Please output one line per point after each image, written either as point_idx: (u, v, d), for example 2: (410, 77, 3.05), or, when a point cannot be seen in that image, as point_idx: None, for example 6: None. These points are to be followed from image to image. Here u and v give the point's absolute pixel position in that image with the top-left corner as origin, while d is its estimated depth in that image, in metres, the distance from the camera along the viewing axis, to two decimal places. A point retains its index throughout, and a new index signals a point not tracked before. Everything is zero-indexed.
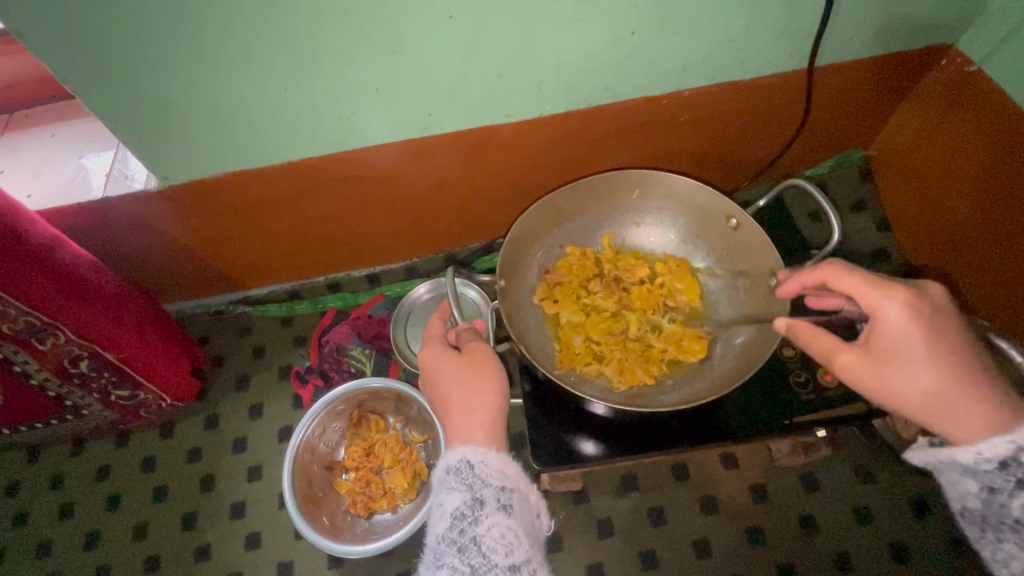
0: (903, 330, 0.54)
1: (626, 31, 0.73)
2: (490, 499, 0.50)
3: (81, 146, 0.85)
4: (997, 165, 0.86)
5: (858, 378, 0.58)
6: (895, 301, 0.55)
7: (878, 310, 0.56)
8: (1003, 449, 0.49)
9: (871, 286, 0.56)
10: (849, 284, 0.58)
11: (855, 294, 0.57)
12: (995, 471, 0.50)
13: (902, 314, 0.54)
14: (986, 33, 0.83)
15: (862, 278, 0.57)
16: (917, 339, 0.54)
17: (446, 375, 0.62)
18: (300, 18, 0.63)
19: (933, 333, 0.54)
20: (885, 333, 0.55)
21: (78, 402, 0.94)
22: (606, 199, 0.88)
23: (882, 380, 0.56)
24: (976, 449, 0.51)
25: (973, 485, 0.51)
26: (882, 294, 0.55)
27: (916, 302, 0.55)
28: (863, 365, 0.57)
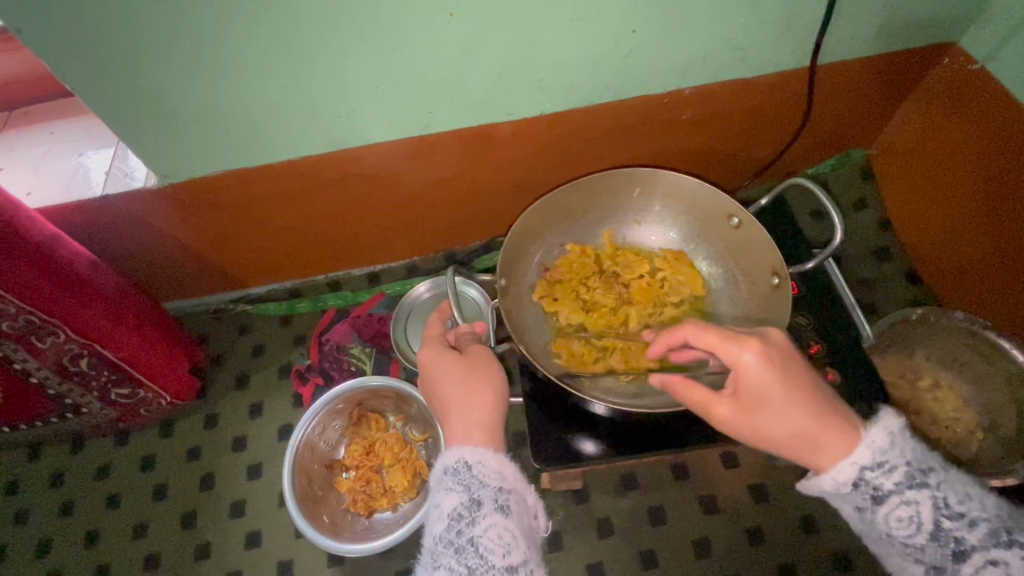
0: (762, 380, 0.54)
1: (627, 29, 0.73)
2: (487, 500, 0.50)
3: (80, 144, 0.85)
4: (1000, 166, 0.86)
5: (737, 429, 0.56)
6: (748, 350, 0.55)
7: (737, 363, 0.55)
8: (849, 471, 0.50)
9: (726, 340, 0.56)
10: (709, 341, 0.57)
11: (716, 350, 0.57)
12: (851, 492, 0.51)
13: (757, 364, 0.54)
14: (988, 32, 0.83)
15: (717, 332, 0.57)
16: (774, 385, 0.53)
17: (445, 374, 0.62)
18: (300, 16, 0.63)
19: (789, 376, 0.54)
20: (749, 385, 0.55)
21: (78, 400, 0.94)
22: (607, 198, 0.87)
23: (757, 429, 0.55)
24: (828, 476, 0.51)
25: (848, 506, 0.52)
26: (737, 346, 0.55)
27: (769, 349, 0.55)
28: (736, 415, 0.56)
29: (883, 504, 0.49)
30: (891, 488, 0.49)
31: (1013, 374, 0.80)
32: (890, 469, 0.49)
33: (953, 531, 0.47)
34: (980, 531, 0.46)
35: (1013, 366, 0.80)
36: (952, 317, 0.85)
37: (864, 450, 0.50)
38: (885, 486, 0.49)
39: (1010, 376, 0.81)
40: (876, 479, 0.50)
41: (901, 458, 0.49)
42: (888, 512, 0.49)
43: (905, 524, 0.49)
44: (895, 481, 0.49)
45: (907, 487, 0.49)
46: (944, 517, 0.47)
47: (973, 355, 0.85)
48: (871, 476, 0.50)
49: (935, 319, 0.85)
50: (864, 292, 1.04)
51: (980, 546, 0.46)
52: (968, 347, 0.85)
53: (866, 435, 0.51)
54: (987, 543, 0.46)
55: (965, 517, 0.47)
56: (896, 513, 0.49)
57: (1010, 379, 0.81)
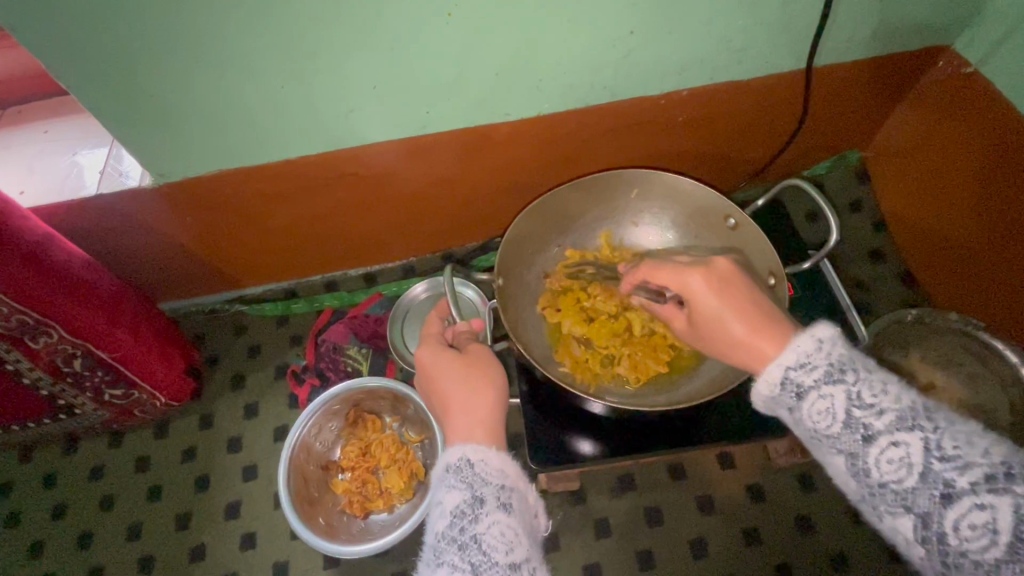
0: (704, 300, 0.58)
1: (624, 30, 0.73)
2: (490, 498, 0.50)
3: (74, 143, 0.84)
4: (994, 166, 0.87)
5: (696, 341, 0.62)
6: (694, 276, 0.59)
7: (685, 287, 0.59)
8: (774, 373, 0.50)
9: (674, 269, 0.61)
10: (660, 271, 0.63)
11: (668, 276, 0.61)
12: (779, 393, 0.50)
13: (702, 289, 0.58)
14: (982, 35, 0.84)
15: (668, 265, 0.62)
16: (716, 305, 0.57)
17: (445, 372, 0.62)
18: (295, 15, 0.63)
19: (730, 296, 0.56)
20: (695, 306, 0.59)
21: (70, 402, 0.94)
22: (605, 198, 0.87)
23: (707, 342, 0.60)
24: (761, 379, 0.51)
25: (783, 411, 0.51)
26: (682, 272, 0.60)
27: (712, 272, 0.58)
28: (692, 333, 0.62)
29: (804, 400, 0.48)
30: (811, 384, 0.48)
31: (1006, 375, 0.82)
32: (811, 367, 0.48)
33: (862, 419, 0.45)
34: (887, 417, 0.45)
35: (1006, 367, 0.82)
36: (948, 317, 0.86)
37: (790, 352, 0.50)
38: (805, 383, 0.48)
39: (1004, 377, 0.83)
40: (797, 377, 0.49)
41: (824, 358, 0.48)
42: (808, 407, 0.48)
43: (824, 417, 0.47)
44: (814, 378, 0.48)
45: (825, 382, 0.47)
46: (856, 407, 0.46)
47: (967, 356, 0.86)
48: (796, 375, 0.49)
49: (932, 319, 0.87)
50: (859, 293, 1.04)
51: (885, 430, 0.44)
52: (962, 348, 0.86)
53: (793, 342, 0.50)
54: (892, 427, 0.44)
55: (875, 407, 0.45)
56: (815, 407, 0.48)
57: (1003, 380, 0.83)
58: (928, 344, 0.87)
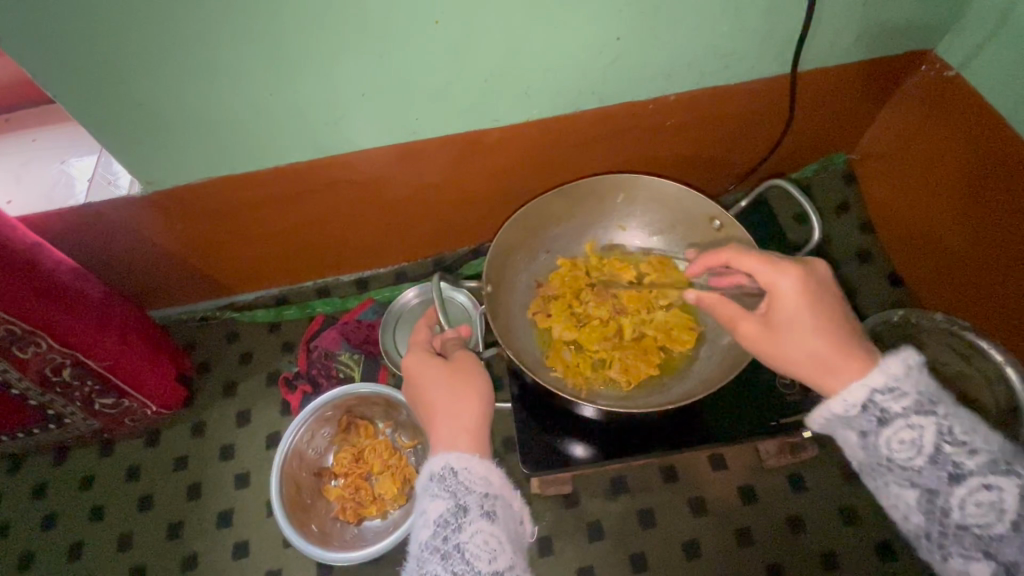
0: (793, 303, 0.59)
1: (611, 37, 0.74)
2: (473, 506, 0.50)
3: (63, 151, 0.84)
4: (979, 166, 0.88)
5: (758, 346, 0.62)
6: (789, 275, 0.60)
7: (774, 286, 0.60)
8: (860, 393, 0.54)
9: (766, 264, 0.61)
10: (747, 266, 0.62)
11: (754, 274, 0.62)
12: (857, 415, 0.54)
13: (793, 290, 0.59)
14: (962, 39, 0.85)
15: (756, 257, 0.62)
16: (805, 309, 0.59)
17: (430, 380, 0.62)
18: (285, 24, 0.63)
19: (819, 304, 0.59)
20: (783, 305, 0.60)
21: (60, 411, 0.93)
22: (594, 203, 0.88)
23: (779, 348, 0.60)
24: (840, 397, 0.55)
25: (851, 434, 0.55)
26: (775, 271, 0.60)
27: (808, 277, 0.60)
28: (760, 334, 0.62)
29: (888, 426, 0.52)
30: (898, 411, 0.52)
31: (991, 372, 0.82)
32: (901, 395, 0.52)
33: (954, 456, 0.50)
34: (979, 458, 0.49)
35: (989, 364, 0.83)
36: (933, 318, 0.87)
37: (879, 375, 0.53)
38: (892, 410, 0.52)
39: (988, 374, 0.83)
40: (886, 402, 0.52)
41: (914, 387, 0.52)
42: (891, 435, 0.52)
43: (906, 448, 0.51)
44: (904, 406, 0.52)
45: (915, 413, 0.51)
46: (946, 443, 0.50)
47: (952, 355, 0.87)
48: (881, 400, 0.53)
49: (916, 320, 0.88)
50: (848, 294, 1.05)
51: (976, 471, 0.49)
52: (947, 347, 0.87)
53: (882, 363, 0.54)
54: (984, 470, 0.49)
55: (966, 445, 0.50)
56: (899, 436, 0.52)
57: (988, 377, 0.83)
58: (913, 344, 0.89)
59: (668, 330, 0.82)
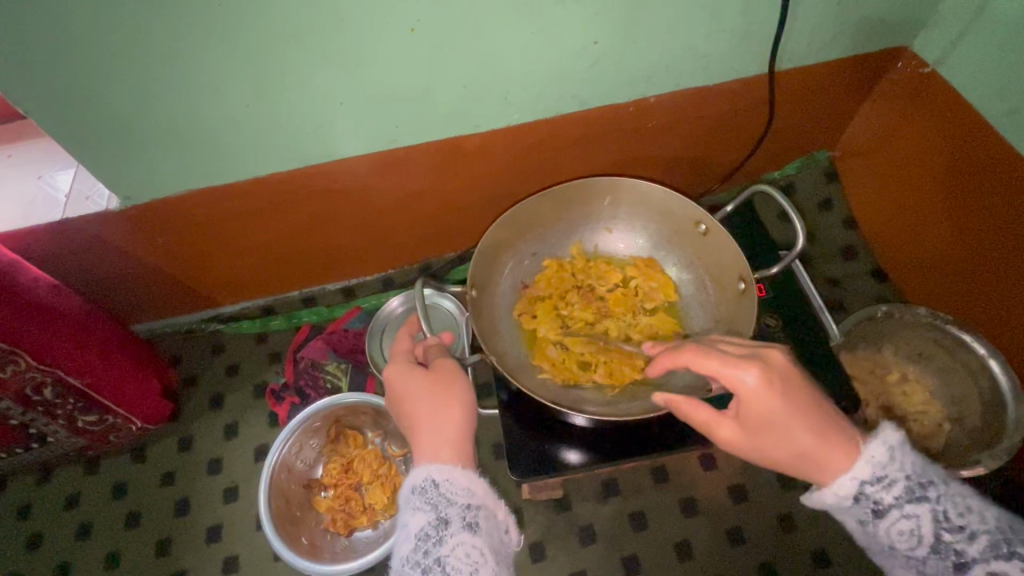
0: (763, 403, 0.54)
1: (589, 41, 0.74)
2: (455, 518, 0.52)
3: (40, 166, 0.83)
4: (960, 161, 0.88)
5: (739, 448, 0.58)
6: (750, 374, 0.54)
7: (738, 386, 0.55)
8: (848, 487, 0.53)
9: (726, 363, 0.55)
10: (708, 367, 0.56)
11: (716, 376, 0.56)
12: (852, 505, 0.54)
13: (759, 389, 0.54)
14: (936, 37, 0.86)
15: (717, 357, 0.56)
16: (778, 407, 0.54)
17: (411, 389, 0.62)
18: (258, 35, 0.63)
19: (789, 397, 0.54)
20: (753, 407, 0.55)
21: (43, 430, 0.92)
22: (579, 206, 0.88)
23: (765, 449, 0.56)
24: (829, 490, 0.54)
25: (850, 519, 0.55)
26: (738, 371, 0.55)
27: (769, 371, 0.55)
28: (740, 437, 0.58)
29: (883, 517, 0.52)
30: (891, 501, 0.52)
31: (974, 364, 0.83)
32: (890, 483, 0.53)
33: (954, 545, 0.50)
34: (979, 543, 0.49)
35: (973, 356, 0.83)
36: (916, 312, 0.87)
37: (866, 466, 0.53)
38: (885, 501, 0.52)
39: (971, 367, 0.84)
40: (876, 494, 0.53)
41: (901, 473, 0.53)
42: (889, 526, 0.52)
43: (906, 537, 0.52)
44: (895, 495, 0.52)
45: (907, 501, 0.52)
46: (944, 530, 0.51)
47: (937, 349, 0.87)
48: (872, 490, 0.53)
49: (899, 315, 0.88)
50: (833, 291, 1.06)
51: (979, 558, 0.49)
52: (932, 341, 0.87)
53: (866, 450, 0.54)
54: (986, 555, 0.49)
55: (964, 530, 0.50)
56: (896, 526, 0.52)
57: (971, 368, 0.84)
58: (900, 341, 0.90)
59: (653, 333, 0.83)
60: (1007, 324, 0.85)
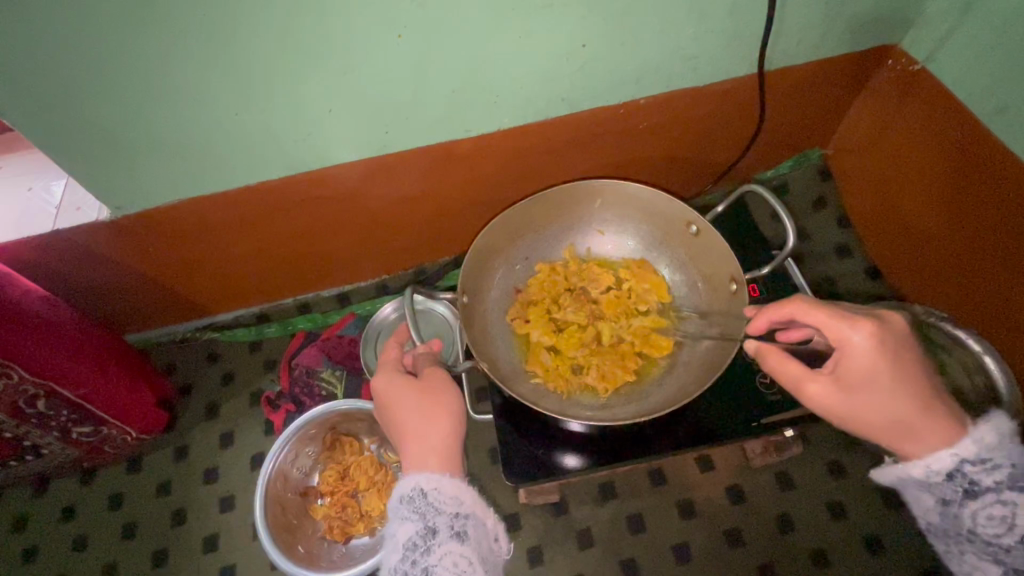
0: (869, 361, 0.57)
1: (577, 43, 0.74)
2: (442, 528, 0.53)
3: (31, 177, 0.83)
4: (953, 156, 0.87)
5: (829, 407, 0.60)
6: (860, 331, 0.57)
7: (847, 342, 0.58)
8: (948, 462, 0.54)
9: (837, 319, 0.58)
10: (818, 319, 0.59)
11: (824, 328, 0.59)
12: (943, 483, 0.55)
13: (867, 345, 0.57)
14: (926, 34, 0.86)
15: (829, 311, 0.59)
16: (881, 367, 0.56)
17: (401, 399, 0.63)
18: (243, 43, 0.63)
19: (896, 361, 0.56)
20: (854, 363, 0.57)
21: (37, 443, 0.91)
22: (570, 209, 0.88)
23: (856, 410, 0.58)
24: (924, 463, 0.55)
25: (929, 498, 0.56)
26: (848, 325, 0.58)
27: (881, 331, 0.57)
28: (832, 395, 0.59)
29: (975, 499, 0.54)
30: (990, 485, 0.53)
31: (971, 362, 0.82)
32: (993, 468, 0.54)
33: None
34: None
35: (970, 355, 0.83)
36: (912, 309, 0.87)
37: (972, 446, 0.54)
38: (983, 483, 0.54)
39: (969, 365, 0.82)
40: (976, 475, 0.54)
41: (1007, 461, 0.54)
42: (979, 508, 0.53)
43: (994, 523, 0.53)
44: (996, 480, 0.53)
45: (1008, 488, 0.53)
46: None
47: (933, 345, 0.85)
48: (970, 470, 0.54)
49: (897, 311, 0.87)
50: (827, 289, 1.05)
51: None
52: (929, 337, 0.85)
53: (975, 433, 0.55)
54: None
55: None
56: (987, 510, 0.53)
57: (969, 367, 0.82)
58: None
59: (646, 336, 0.82)
60: (1006, 320, 0.84)
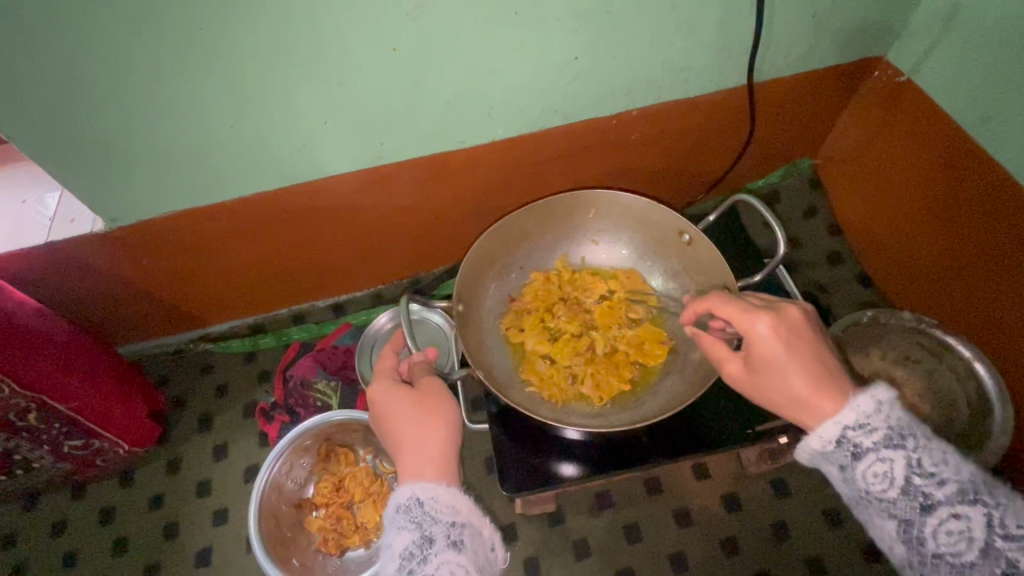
0: (769, 349, 0.56)
1: (569, 56, 0.75)
2: (439, 537, 0.53)
3: (25, 189, 0.83)
4: (939, 164, 0.89)
5: (741, 388, 0.61)
6: (761, 321, 0.57)
7: (750, 332, 0.57)
8: (832, 431, 0.52)
9: (741, 310, 0.58)
10: (724, 308, 0.60)
11: (730, 318, 0.59)
12: (834, 451, 0.52)
13: (767, 335, 0.56)
14: (911, 46, 0.88)
15: (734, 304, 0.59)
16: (778, 354, 0.56)
17: (397, 409, 0.62)
18: (239, 56, 0.63)
19: (793, 348, 0.56)
20: (755, 351, 0.57)
21: (28, 457, 0.90)
22: (564, 219, 0.88)
23: (763, 393, 0.58)
24: (815, 435, 0.53)
25: (832, 468, 0.53)
26: (749, 315, 0.58)
27: (779, 320, 0.57)
28: (744, 377, 0.60)
29: (861, 461, 0.50)
30: (870, 446, 0.50)
31: (961, 369, 0.83)
32: (871, 430, 0.50)
33: (923, 487, 0.48)
34: (948, 488, 0.48)
35: (959, 360, 0.84)
36: (901, 317, 0.88)
37: (849, 412, 0.52)
38: (863, 445, 0.50)
39: (959, 371, 0.84)
40: (857, 438, 0.51)
41: (884, 422, 0.50)
42: (865, 469, 0.50)
43: (880, 480, 0.50)
44: (874, 441, 0.50)
45: (885, 447, 0.50)
46: (916, 475, 0.48)
47: (924, 353, 0.87)
48: (853, 435, 0.51)
49: (885, 319, 0.89)
50: (819, 296, 1.06)
51: (945, 501, 0.47)
52: (919, 345, 0.87)
53: (852, 400, 0.52)
54: (952, 499, 0.47)
55: (936, 476, 0.48)
56: (872, 469, 0.50)
57: (959, 374, 0.84)
58: (885, 344, 0.90)
59: (640, 343, 0.82)
60: (994, 327, 0.85)
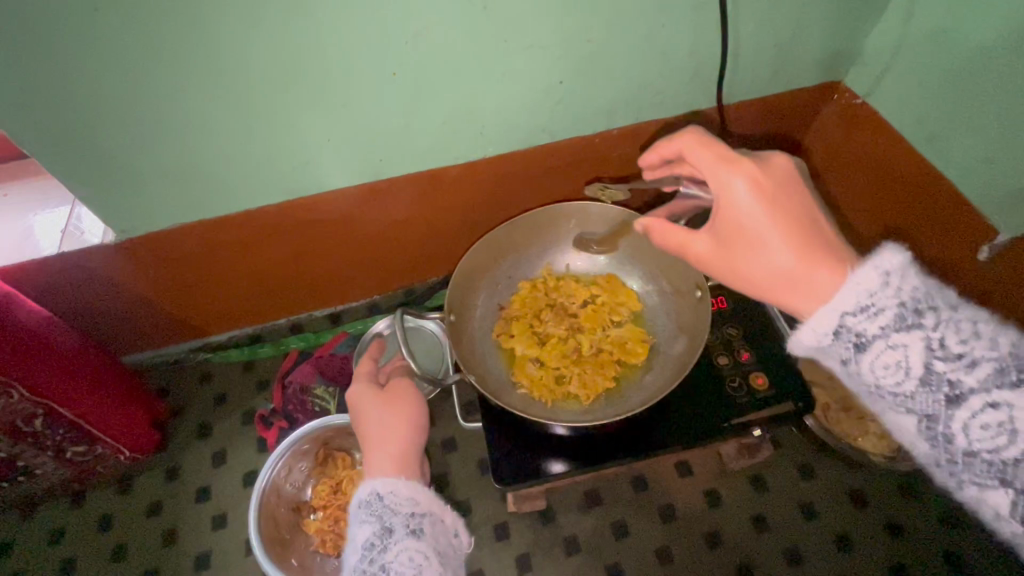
0: (750, 206, 0.59)
1: (554, 80, 0.82)
2: (398, 527, 0.61)
3: (35, 204, 0.86)
4: (896, 177, 0.97)
5: (710, 262, 0.63)
6: (741, 178, 0.60)
7: (731, 190, 0.60)
8: (831, 318, 0.55)
9: (723, 169, 0.61)
10: (706, 163, 0.62)
11: (710, 176, 0.62)
12: (835, 344, 0.55)
13: (748, 191, 0.59)
14: (865, 72, 0.96)
15: (717, 162, 0.61)
16: (759, 212, 0.59)
17: (367, 412, 0.73)
18: (251, 77, 0.69)
19: (774, 203, 0.59)
20: (736, 209, 0.60)
21: (30, 463, 0.92)
22: (548, 231, 0.95)
23: (736, 262, 0.61)
24: (813, 327, 0.56)
25: (835, 360, 0.57)
26: (730, 173, 0.60)
27: (761, 176, 0.60)
28: (715, 250, 0.63)
29: (867, 351, 0.53)
30: (878, 333, 0.53)
31: None
32: (877, 314, 0.53)
33: (946, 374, 0.50)
34: (976, 372, 0.49)
35: None
36: None
37: (850, 294, 0.54)
38: (870, 332, 0.53)
39: None
40: (860, 324, 0.53)
41: (894, 302, 0.52)
42: (874, 359, 0.53)
43: (892, 371, 0.52)
44: (883, 326, 0.52)
45: (896, 330, 0.52)
46: (937, 359, 0.51)
47: None
48: (854, 322, 0.54)
49: None
50: None
51: (976, 388, 0.49)
52: None
53: (853, 276, 0.54)
54: (983, 385, 0.49)
55: (959, 359, 0.50)
56: (881, 359, 0.53)
57: None
58: None
59: (623, 343, 0.88)
60: None
